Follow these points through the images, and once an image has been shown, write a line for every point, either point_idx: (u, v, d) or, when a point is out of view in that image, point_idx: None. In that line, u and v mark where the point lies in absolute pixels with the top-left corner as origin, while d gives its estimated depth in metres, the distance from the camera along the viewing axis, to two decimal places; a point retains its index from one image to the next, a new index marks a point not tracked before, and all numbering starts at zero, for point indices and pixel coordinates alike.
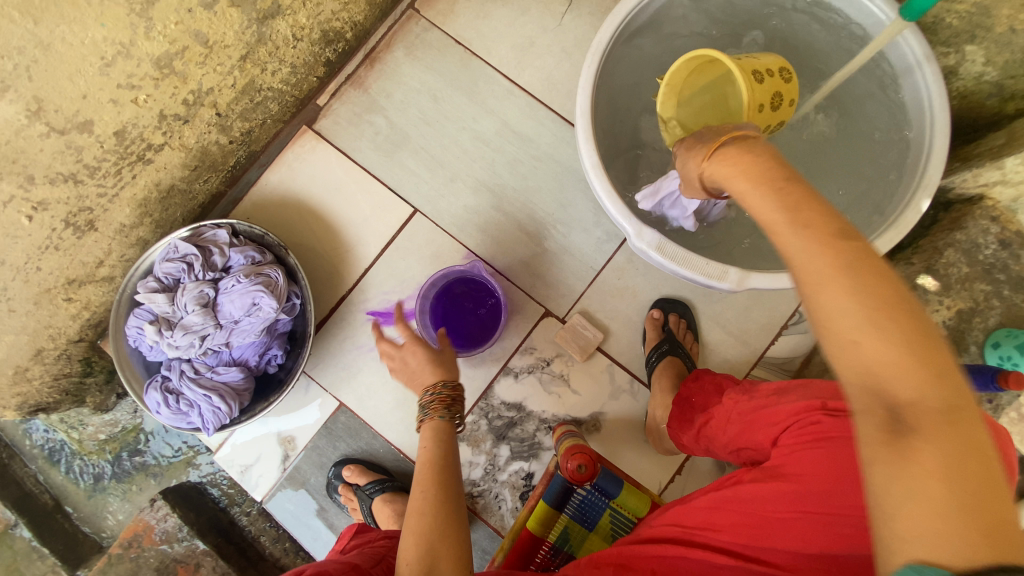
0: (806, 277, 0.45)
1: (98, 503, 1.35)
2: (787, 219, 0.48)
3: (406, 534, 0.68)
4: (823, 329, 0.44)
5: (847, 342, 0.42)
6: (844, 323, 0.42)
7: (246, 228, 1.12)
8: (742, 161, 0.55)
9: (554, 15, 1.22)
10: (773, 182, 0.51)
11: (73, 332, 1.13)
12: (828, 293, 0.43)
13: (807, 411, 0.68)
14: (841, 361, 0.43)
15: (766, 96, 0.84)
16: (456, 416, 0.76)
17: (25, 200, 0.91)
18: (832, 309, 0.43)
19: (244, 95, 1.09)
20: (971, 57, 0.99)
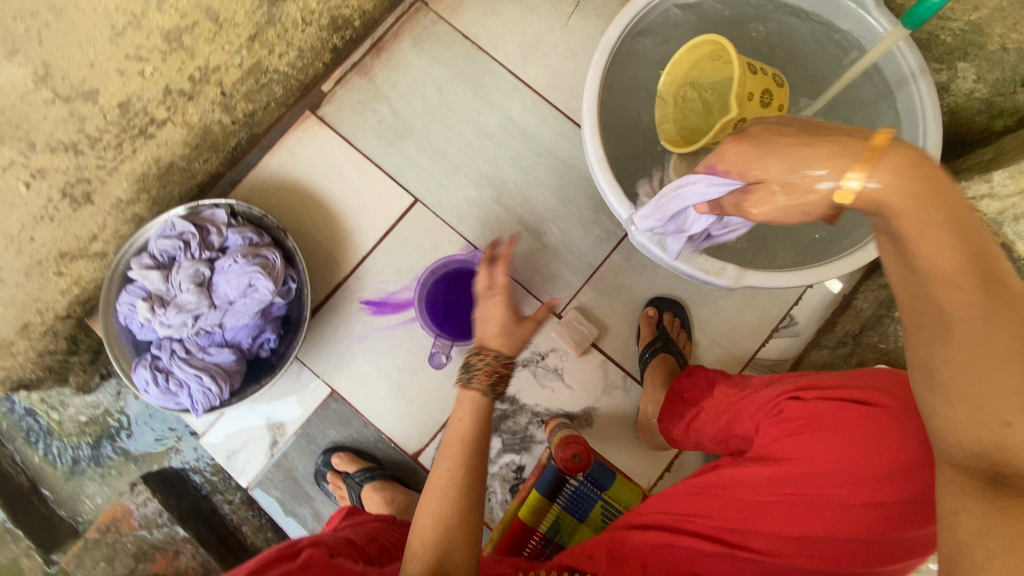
0: (978, 350, 0.47)
1: (76, 485, 1.30)
2: (975, 280, 0.47)
3: (422, 512, 0.67)
4: (969, 399, 0.47)
5: (998, 422, 0.46)
6: (1009, 405, 0.45)
7: (245, 209, 1.11)
8: (916, 183, 0.48)
9: (561, 14, 1.24)
10: (962, 226, 0.48)
11: (61, 308, 1.11)
12: (1005, 371, 0.46)
13: (777, 397, 0.73)
14: (973, 430, 0.47)
15: (756, 86, 0.90)
16: (498, 394, 0.75)
17: (24, 166, 0.88)
18: (1000, 385, 0.46)
19: (250, 76, 1.09)
20: (963, 74, 1.02)
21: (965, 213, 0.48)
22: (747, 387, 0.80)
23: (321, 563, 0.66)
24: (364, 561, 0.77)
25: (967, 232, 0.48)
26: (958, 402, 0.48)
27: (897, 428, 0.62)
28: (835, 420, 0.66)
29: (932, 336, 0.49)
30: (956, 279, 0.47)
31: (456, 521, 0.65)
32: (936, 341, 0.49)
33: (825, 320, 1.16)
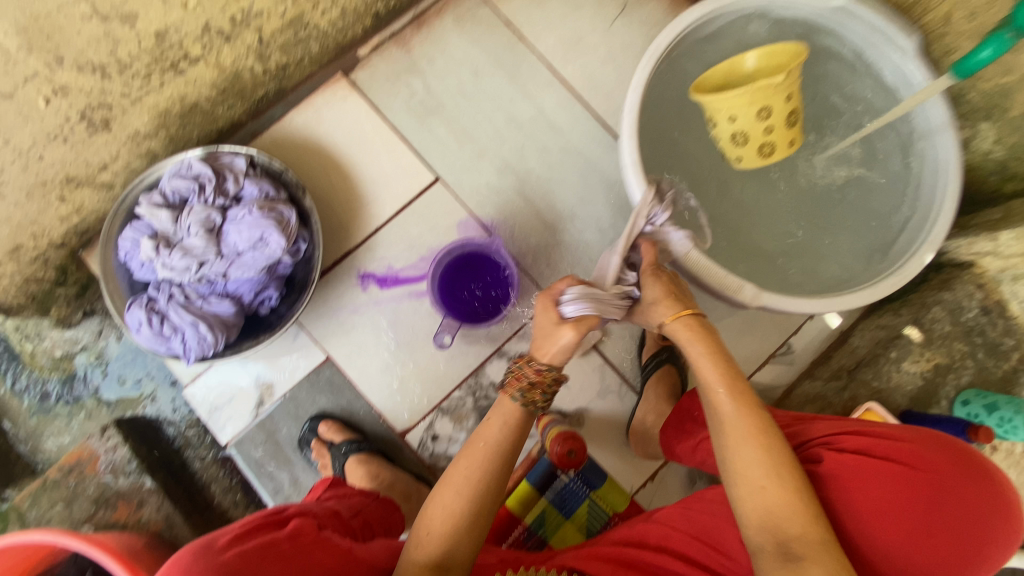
0: (737, 433, 0.65)
1: (41, 422, 1.26)
2: (724, 383, 0.68)
3: (444, 490, 0.71)
4: (742, 476, 0.64)
5: (759, 489, 0.62)
6: (760, 474, 0.63)
7: (265, 161, 1.08)
8: (699, 324, 0.72)
9: (605, 17, 1.24)
10: (721, 353, 0.70)
11: (58, 235, 1.07)
12: (751, 448, 0.64)
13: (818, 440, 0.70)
14: (750, 501, 0.63)
15: (797, 90, 0.90)
16: (531, 403, 0.75)
17: (48, 80, 0.87)
18: (750, 460, 0.63)
19: (290, 27, 1.07)
20: (983, 134, 1.04)
21: (717, 341, 0.72)
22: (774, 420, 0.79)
23: (309, 535, 0.65)
24: (349, 534, 0.77)
25: (714, 352, 0.70)
26: (739, 480, 0.64)
27: (929, 494, 0.59)
28: (869, 474, 0.62)
29: (716, 434, 0.68)
30: (721, 390, 0.68)
31: (467, 518, 0.69)
32: (718, 438, 0.67)
33: (820, 353, 1.19)
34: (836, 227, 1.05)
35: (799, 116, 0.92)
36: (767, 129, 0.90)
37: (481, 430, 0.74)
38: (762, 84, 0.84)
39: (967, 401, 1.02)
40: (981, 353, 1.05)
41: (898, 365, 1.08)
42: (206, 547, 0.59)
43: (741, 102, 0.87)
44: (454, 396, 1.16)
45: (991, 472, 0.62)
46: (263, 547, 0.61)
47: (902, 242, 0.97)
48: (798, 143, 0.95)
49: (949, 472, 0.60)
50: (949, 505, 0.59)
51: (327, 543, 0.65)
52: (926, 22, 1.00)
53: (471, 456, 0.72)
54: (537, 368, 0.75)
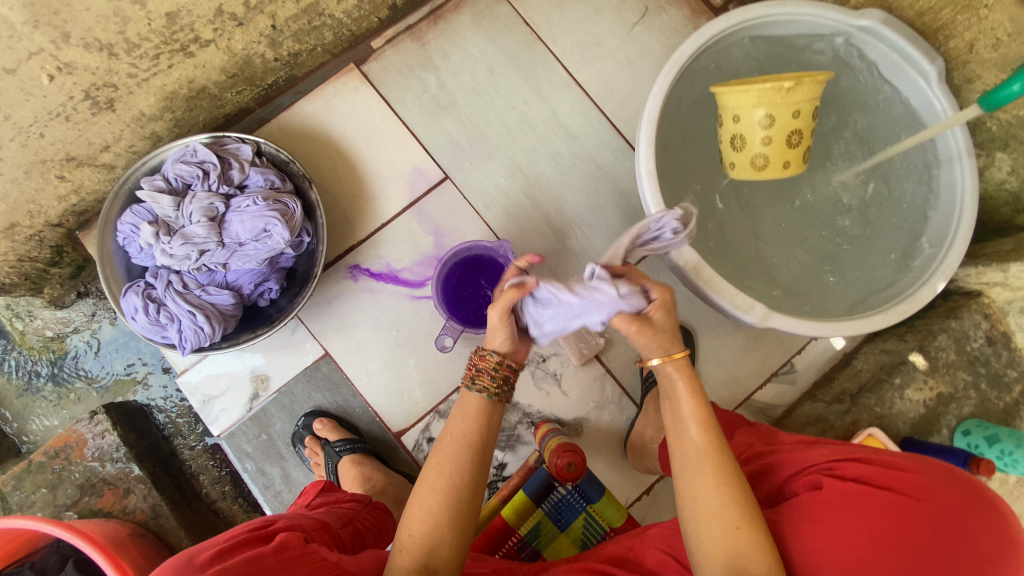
0: (709, 471, 0.66)
1: (28, 403, 1.23)
2: (699, 423, 0.69)
3: (417, 494, 0.70)
4: (713, 515, 0.64)
5: (732, 527, 0.63)
6: (735, 514, 0.63)
7: (271, 150, 1.06)
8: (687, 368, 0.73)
9: (625, 22, 1.22)
10: (699, 394, 0.71)
11: (55, 215, 1.04)
12: (723, 488, 0.65)
13: (819, 465, 0.69)
14: (720, 540, 0.63)
15: (808, 106, 0.86)
16: (487, 389, 0.74)
17: (53, 57, 0.84)
18: (721, 499, 0.64)
19: (304, 15, 1.04)
20: (998, 163, 1.02)
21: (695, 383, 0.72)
22: (777, 443, 0.80)
23: (296, 549, 0.63)
24: (338, 545, 0.75)
25: (693, 391, 0.71)
26: (709, 519, 0.64)
27: (934, 529, 0.57)
28: (873, 504, 0.60)
29: (685, 470, 0.68)
30: (698, 428, 0.69)
31: (444, 515, 0.68)
32: (687, 476, 0.67)
33: (823, 374, 1.18)
34: (848, 248, 1.04)
35: (802, 138, 0.89)
36: (763, 137, 0.87)
37: (446, 426, 0.74)
38: (771, 88, 0.82)
39: (968, 431, 1.02)
40: (984, 383, 1.05)
41: (902, 393, 1.07)
42: (187, 564, 0.57)
43: (744, 101, 0.85)
44: (452, 399, 1.15)
45: (1005, 513, 0.58)
46: (248, 563, 0.58)
47: (915, 270, 0.96)
48: (793, 165, 0.91)
49: (955, 505, 0.58)
50: (958, 543, 0.56)
51: (315, 557, 0.63)
52: (950, 48, 0.98)
53: (440, 451, 0.72)
54: (482, 354, 0.76)
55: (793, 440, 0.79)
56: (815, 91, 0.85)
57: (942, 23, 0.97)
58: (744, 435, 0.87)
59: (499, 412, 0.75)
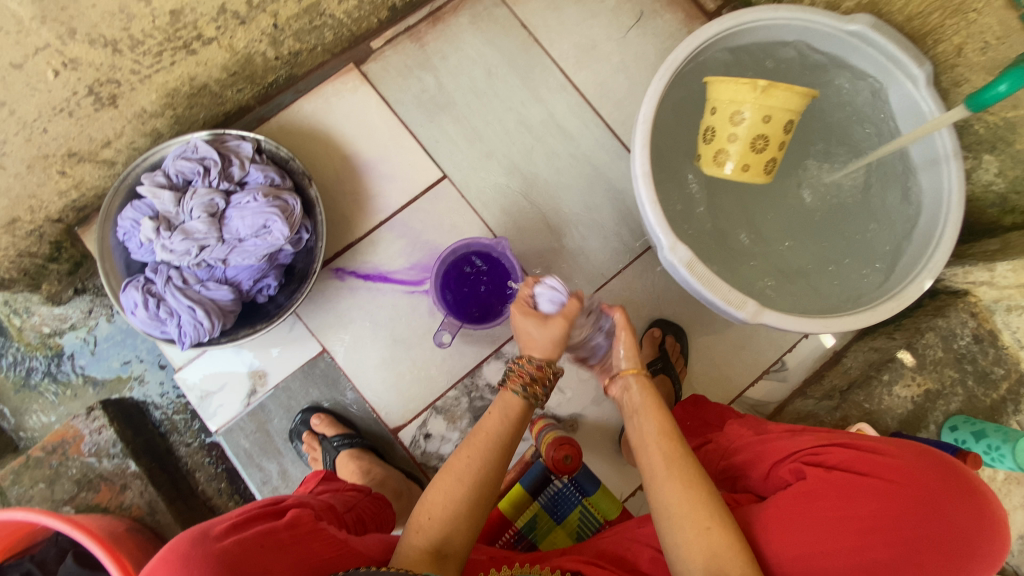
0: (678, 471, 0.68)
1: (25, 399, 1.23)
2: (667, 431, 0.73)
3: (438, 483, 0.71)
4: (685, 517, 0.64)
5: (704, 526, 0.63)
6: (705, 514, 0.64)
7: (272, 148, 1.07)
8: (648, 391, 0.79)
9: (621, 26, 1.25)
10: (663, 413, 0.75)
11: (55, 210, 1.05)
12: (692, 487, 0.66)
13: (805, 453, 0.70)
14: (695, 543, 0.63)
15: (781, 114, 0.88)
16: (531, 396, 0.76)
17: (59, 52, 0.85)
18: (693, 499, 0.65)
19: (305, 14, 1.06)
20: (985, 165, 1.03)
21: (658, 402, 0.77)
22: (766, 430, 0.81)
23: (308, 525, 0.65)
24: (343, 528, 0.77)
25: (653, 407, 0.76)
26: (683, 522, 0.64)
27: (917, 511, 0.59)
28: (856, 492, 0.62)
29: (650, 481, 0.69)
30: (660, 441, 0.72)
31: (464, 510, 0.69)
32: (655, 485, 0.68)
33: (813, 371, 1.20)
34: (837, 247, 1.06)
35: (769, 145, 0.90)
36: (731, 134, 0.91)
37: (483, 422, 0.76)
38: (747, 84, 0.85)
39: (955, 427, 1.04)
40: (971, 380, 1.07)
41: (890, 389, 1.10)
42: (203, 534, 0.58)
43: (720, 95, 0.90)
44: (449, 395, 1.16)
45: (982, 491, 0.61)
46: (263, 535, 0.60)
47: (902, 268, 0.98)
48: (753, 171, 0.93)
49: (936, 488, 0.60)
50: (939, 523, 0.59)
51: (325, 535, 0.65)
52: (938, 52, 1.01)
53: (472, 444, 0.74)
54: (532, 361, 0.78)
55: (780, 428, 0.80)
56: (791, 103, 0.86)
57: (931, 27, 0.99)
58: (736, 422, 0.88)
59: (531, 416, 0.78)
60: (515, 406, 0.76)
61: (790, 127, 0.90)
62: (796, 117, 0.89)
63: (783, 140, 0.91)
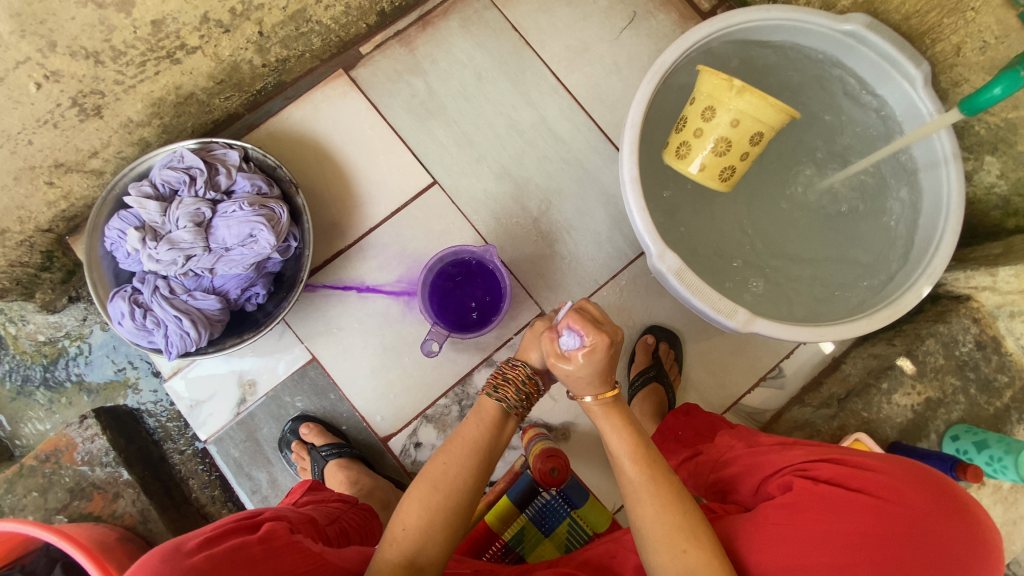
0: (649, 489, 0.66)
1: (20, 407, 1.24)
2: (631, 453, 0.69)
3: (407, 500, 0.69)
4: (661, 541, 0.62)
5: (679, 550, 0.61)
6: (681, 537, 0.62)
7: (259, 156, 1.06)
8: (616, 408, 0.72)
9: (613, 27, 1.23)
10: (632, 428, 0.71)
11: (44, 220, 1.06)
12: (668, 511, 0.63)
13: (795, 467, 0.68)
14: (671, 566, 0.61)
15: (750, 122, 0.86)
16: (502, 399, 0.74)
17: (40, 65, 0.85)
18: (668, 525, 0.63)
19: (292, 21, 1.05)
20: (987, 167, 1.00)
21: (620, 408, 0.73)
22: (755, 442, 0.79)
23: (281, 538, 0.64)
24: (324, 541, 0.76)
25: (620, 421, 0.71)
26: (659, 547, 0.62)
27: (906, 530, 0.56)
28: (842, 507, 0.59)
29: (631, 504, 0.67)
30: (630, 462, 0.68)
31: (441, 516, 0.68)
32: (633, 507, 0.66)
33: (812, 378, 1.17)
34: (834, 251, 1.03)
35: (734, 149, 0.89)
36: (699, 128, 0.90)
37: (460, 428, 0.75)
38: (722, 80, 0.85)
39: (957, 437, 1.01)
40: (974, 388, 1.04)
41: (888, 398, 1.07)
42: (174, 550, 0.57)
43: (701, 87, 0.89)
44: (439, 403, 1.15)
45: (978, 515, 0.57)
46: (232, 550, 0.59)
47: (899, 276, 0.95)
48: (708, 173, 0.92)
49: (929, 508, 0.57)
50: (929, 544, 0.55)
51: (300, 548, 0.64)
52: (937, 51, 0.98)
53: (449, 450, 0.72)
54: (516, 363, 0.77)
55: (771, 440, 0.78)
56: (763, 113, 0.85)
57: (929, 26, 0.96)
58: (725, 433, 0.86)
59: (507, 425, 0.76)
60: (492, 411, 0.75)
61: (758, 139, 0.89)
62: (766, 131, 0.88)
63: (749, 151, 0.90)
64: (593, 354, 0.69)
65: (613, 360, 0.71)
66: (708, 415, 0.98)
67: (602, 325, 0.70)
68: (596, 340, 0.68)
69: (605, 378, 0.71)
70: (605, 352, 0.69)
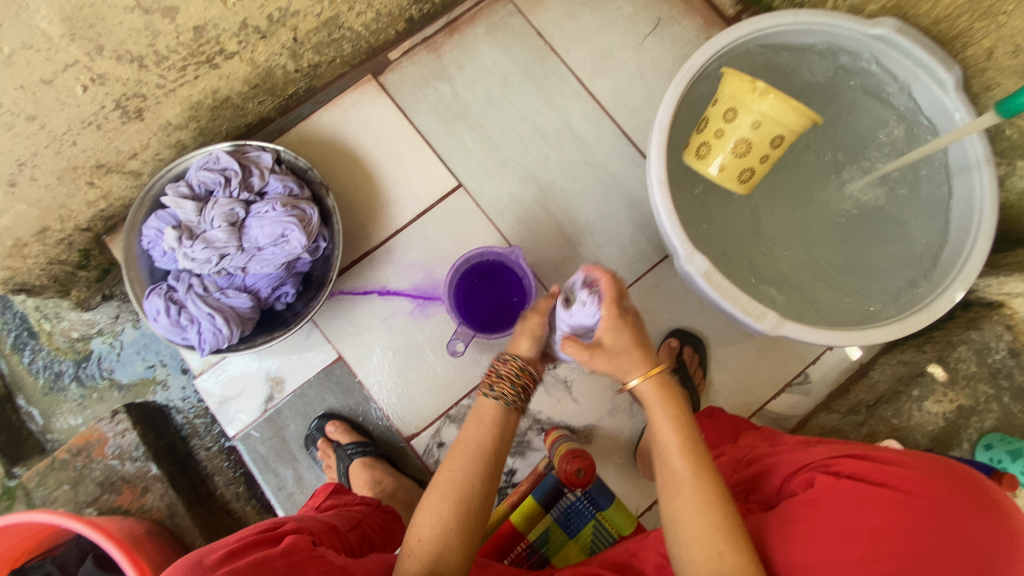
0: (696, 488, 0.65)
1: (52, 402, 1.28)
2: (681, 449, 0.67)
3: (422, 513, 0.70)
4: (697, 539, 0.62)
5: (715, 552, 0.60)
6: (717, 538, 0.61)
7: (291, 158, 1.09)
8: (666, 395, 0.71)
9: (637, 33, 1.24)
10: (684, 421, 0.70)
11: (83, 219, 1.09)
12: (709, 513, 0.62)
13: (817, 463, 0.66)
14: (704, 564, 0.61)
15: (771, 125, 0.86)
16: (502, 395, 0.74)
17: (88, 69, 0.87)
18: (705, 525, 0.62)
19: (325, 27, 1.08)
20: (1020, 171, 0.98)
21: (671, 398, 0.71)
22: (779, 443, 0.78)
23: (303, 552, 0.64)
24: (345, 548, 0.77)
25: (669, 413, 0.70)
26: (692, 543, 0.62)
27: (932, 524, 0.54)
28: (865, 501, 0.57)
29: (670, 497, 0.66)
30: (680, 456, 0.67)
31: (454, 523, 0.68)
32: (672, 502, 0.66)
33: (839, 385, 1.16)
34: (864, 256, 1.02)
35: (755, 151, 0.90)
36: (720, 129, 0.91)
37: (461, 433, 0.74)
38: (746, 83, 0.85)
39: (990, 446, 1.00)
40: (1008, 397, 1.03)
41: (920, 405, 1.05)
42: (195, 564, 0.58)
43: (724, 90, 0.90)
44: (463, 403, 1.15)
45: (1008, 510, 0.55)
46: (255, 565, 0.59)
47: (931, 281, 0.95)
48: (727, 174, 0.93)
49: (955, 501, 0.54)
50: (957, 538, 0.53)
51: (322, 561, 0.64)
52: (967, 55, 0.98)
53: (454, 458, 0.72)
54: (506, 358, 0.76)
55: (796, 440, 0.76)
56: (784, 117, 0.85)
57: (959, 30, 0.96)
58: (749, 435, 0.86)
59: (513, 420, 0.75)
60: (491, 411, 0.74)
61: (777, 144, 0.89)
62: (787, 135, 0.88)
63: (769, 156, 0.91)
64: (612, 321, 0.71)
65: (638, 333, 0.73)
66: (735, 420, 0.98)
67: (620, 297, 0.72)
68: (613, 310, 0.70)
69: (642, 358, 0.71)
70: (626, 321, 0.71)
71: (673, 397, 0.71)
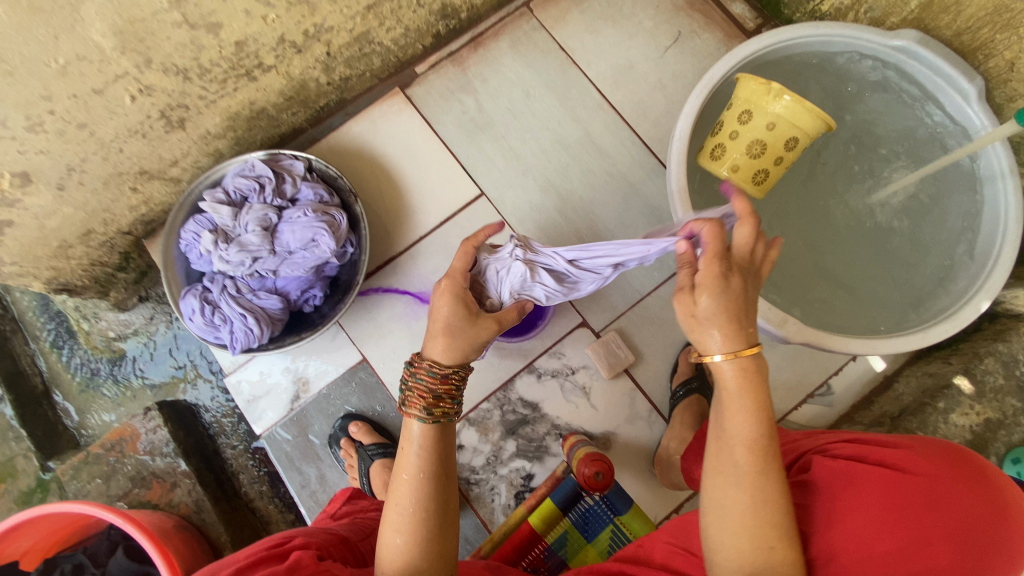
0: (758, 482, 0.57)
1: (88, 398, 1.33)
2: (749, 436, 0.59)
3: (382, 546, 0.68)
4: (746, 529, 0.57)
5: (766, 545, 0.56)
6: (770, 533, 0.56)
7: (322, 167, 1.13)
8: (751, 383, 0.61)
9: (658, 46, 1.27)
10: (763, 411, 0.60)
11: (125, 223, 1.15)
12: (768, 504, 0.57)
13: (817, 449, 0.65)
14: (749, 552, 0.56)
15: (786, 126, 0.88)
16: (439, 415, 0.72)
17: (137, 80, 0.91)
18: (762, 517, 0.56)
19: (357, 42, 1.12)
20: None
21: (759, 389, 0.61)
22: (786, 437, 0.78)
23: (309, 567, 0.65)
24: (354, 558, 0.79)
25: (750, 404, 0.60)
26: (738, 531, 0.57)
27: (926, 500, 0.51)
28: (861, 480, 0.56)
29: (723, 483, 0.60)
30: (745, 447, 0.59)
31: (415, 551, 0.66)
32: (725, 488, 0.59)
33: (861, 397, 1.14)
34: (886, 265, 1.02)
35: (771, 152, 0.91)
36: (734, 131, 0.92)
37: (399, 460, 0.71)
38: (758, 84, 0.87)
39: (1018, 459, 0.98)
40: None
41: (946, 417, 1.04)
42: None
43: (740, 93, 0.92)
44: (481, 407, 1.17)
45: (1005, 491, 0.52)
46: None
47: (955, 292, 0.95)
48: (742, 175, 0.93)
49: (948, 478, 0.52)
50: (950, 515, 0.50)
51: (327, 574, 0.64)
52: (990, 66, 0.98)
53: (398, 490, 0.69)
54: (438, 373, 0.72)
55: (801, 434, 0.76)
56: (799, 118, 0.86)
57: (981, 42, 0.96)
58: None
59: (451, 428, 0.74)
60: (423, 430, 0.72)
61: (793, 144, 0.90)
62: (802, 137, 0.89)
63: (786, 156, 0.92)
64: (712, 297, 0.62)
65: (738, 308, 0.62)
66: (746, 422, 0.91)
67: (723, 256, 0.64)
68: (715, 268, 0.63)
69: (735, 336, 0.61)
70: (729, 285, 0.62)
71: (761, 386, 0.61)
